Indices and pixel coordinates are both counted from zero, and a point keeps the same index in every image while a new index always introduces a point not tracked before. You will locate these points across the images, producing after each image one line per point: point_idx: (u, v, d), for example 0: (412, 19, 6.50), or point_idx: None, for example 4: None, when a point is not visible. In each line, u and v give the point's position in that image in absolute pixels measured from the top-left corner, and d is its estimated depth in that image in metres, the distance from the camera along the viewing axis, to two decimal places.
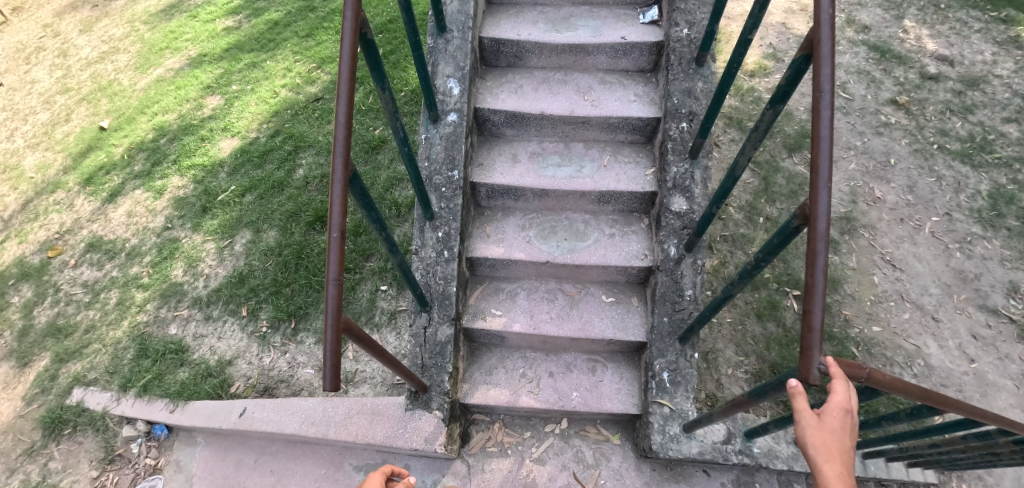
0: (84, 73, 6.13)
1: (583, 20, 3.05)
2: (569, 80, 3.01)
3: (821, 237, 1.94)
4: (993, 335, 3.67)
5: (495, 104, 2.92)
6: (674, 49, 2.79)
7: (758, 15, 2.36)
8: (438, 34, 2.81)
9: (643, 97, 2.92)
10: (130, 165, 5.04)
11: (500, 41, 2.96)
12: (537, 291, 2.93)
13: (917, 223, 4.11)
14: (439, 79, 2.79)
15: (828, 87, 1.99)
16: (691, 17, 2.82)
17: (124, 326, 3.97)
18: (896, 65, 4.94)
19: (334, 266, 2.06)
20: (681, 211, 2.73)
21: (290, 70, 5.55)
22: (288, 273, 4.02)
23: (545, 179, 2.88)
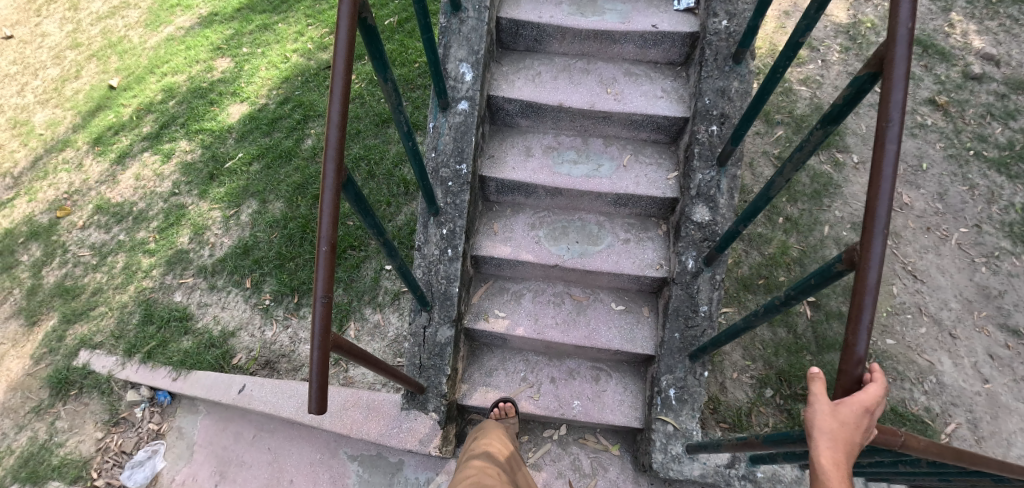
0: (94, 28, 6.03)
1: (611, 3, 2.87)
2: (591, 70, 2.87)
3: (870, 289, 1.80)
4: (1010, 356, 3.59)
5: (510, 92, 2.78)
6: (710, 43, 2.62)
7: (813, 16, 2.17)
8: (451, 13, 2.66)
9: (671, 94, 2.77)
10: (139, 126, 4.97)
11: (519, 23, 2.80)
12: (544, 294, 2.84)
13: (944, 233, 3.97)
14: (451, 63, 2.65)
15: (895, 117, 1.82)
16: (731, 7, 2.62)
17: (130, 290, 3.94)
18: (937, 62, 4.73)
19: (322, 281, 1.97)
20: (703, 221, 2.60)
21: (303, 34, 5.40)
22: (293, 247, 3.95)
23: (559, 177, 2.76)
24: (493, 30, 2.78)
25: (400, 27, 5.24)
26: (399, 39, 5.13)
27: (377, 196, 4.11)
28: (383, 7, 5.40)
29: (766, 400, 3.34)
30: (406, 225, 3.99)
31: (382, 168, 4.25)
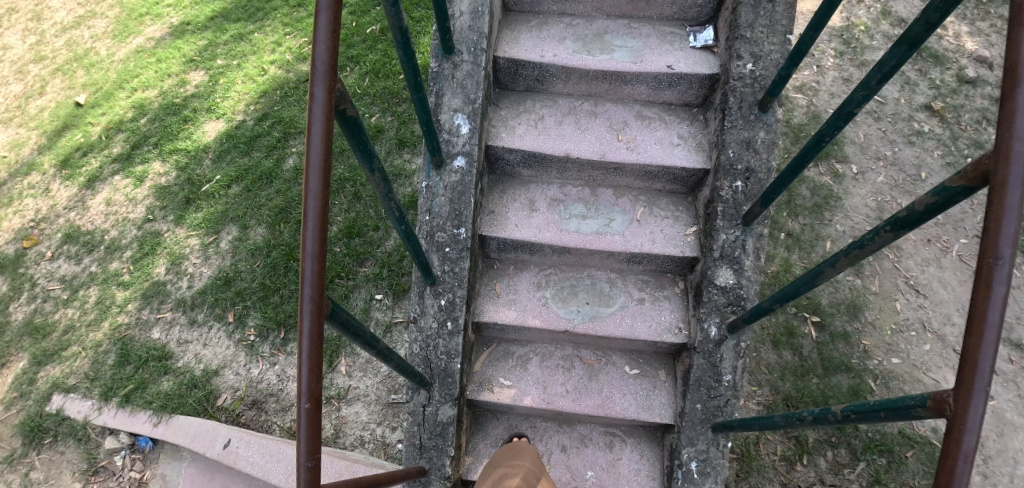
0: (59, 40, 5.75)
1: (619, 39, 2.59)
2: (600, 113, 2.59)
3: (966, 458, 1.27)
4: (1014, 371, 3.54)
5: (512, 141, 2.48)
6: (733, 89, 2.33)
7: (873, 86, 1.80)
8: (443, 57, 2.35)
9: (688, 140, 2.50)
10: (109, 147, 4.72)
11: (519, 63, 2.51)
12: (551, 358, 2.60)
13: (945, 244, 3.88)
14: (445, 113, 2.35)
15: (1006, 251, 1.29)
16: (757, 49, 2.33)
17: (104, 328, 3.74)
18: (932, 65, 4.65)
19: (304, 448, 1.47)
20: (726, 285, 2.33)
21: (280, 44, 5.16)
22: (277, 277, 3.76)
23: (567, 234, 2.48)
24: (490, 71, 2.48)
25: (382, 36, 5.03)
26: (382, 48, 4.93)
27: (364, 221, 3.91)
28: (363, 14, 5.19)
29: (773, 427, 3.27)
30: (395, 252, 3.79)
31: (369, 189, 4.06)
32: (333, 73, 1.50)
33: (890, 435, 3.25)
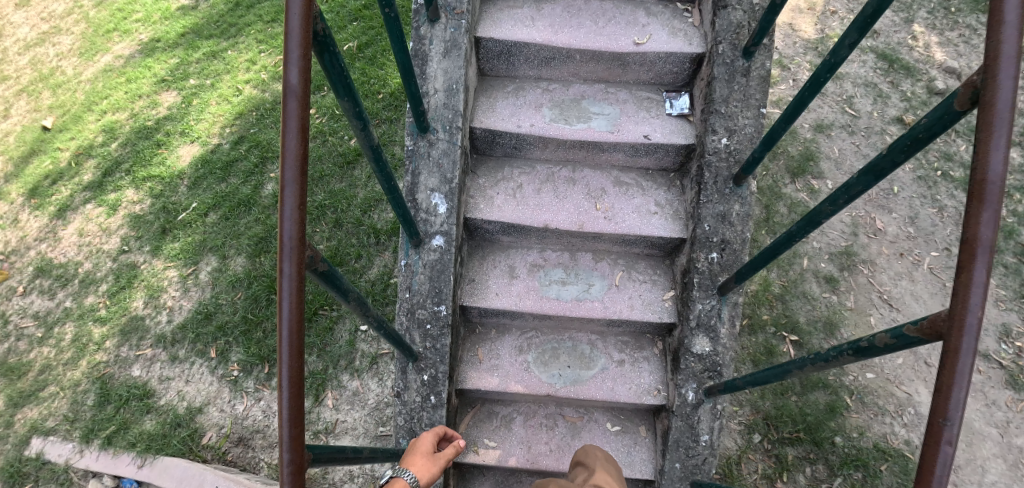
0: (23, 58, 5.61)
1: (596, 105, 2.59)
2: (578, 179, 2.60)
3: None
4: (982, 381, 3.65)
5: (491, 213, 2.49)
6: (708, 164, 2.35)
7: (841, 205, 1.75)
8: (418, 134, 2.31)
9: (665, 207, 2.53)
10: (79, 174, 4.62)
11: (495, 132, 2.49)
12: (535, 417, 2.62)
13: (916, 257, 3.98)
14: (422, 193, 2.31)
15: (957, 412, 1.27)
16: (731, 122, 2.34)
17: (83, 366, 3.74)
18: (903, 77, 4.76)
19: None
20: (703, 352, 2.37)
21: (254, 63, 5.07)
22: (259, 310, 3.75)
23: (547, 302, 2.50)
24: (467, 142, 2.47)
25: (360, 53, 4.95)
26: (360, 67, 4.85)
27: (347, 249, 3.92)
28: (340, 30, 5.10)
29: (754, 445, 3.33)
30: (379, 280, 3.80)
31: (350, 215, 4.05)
32: (301, 246, 1.43)
33: (866, 449, 3.30)
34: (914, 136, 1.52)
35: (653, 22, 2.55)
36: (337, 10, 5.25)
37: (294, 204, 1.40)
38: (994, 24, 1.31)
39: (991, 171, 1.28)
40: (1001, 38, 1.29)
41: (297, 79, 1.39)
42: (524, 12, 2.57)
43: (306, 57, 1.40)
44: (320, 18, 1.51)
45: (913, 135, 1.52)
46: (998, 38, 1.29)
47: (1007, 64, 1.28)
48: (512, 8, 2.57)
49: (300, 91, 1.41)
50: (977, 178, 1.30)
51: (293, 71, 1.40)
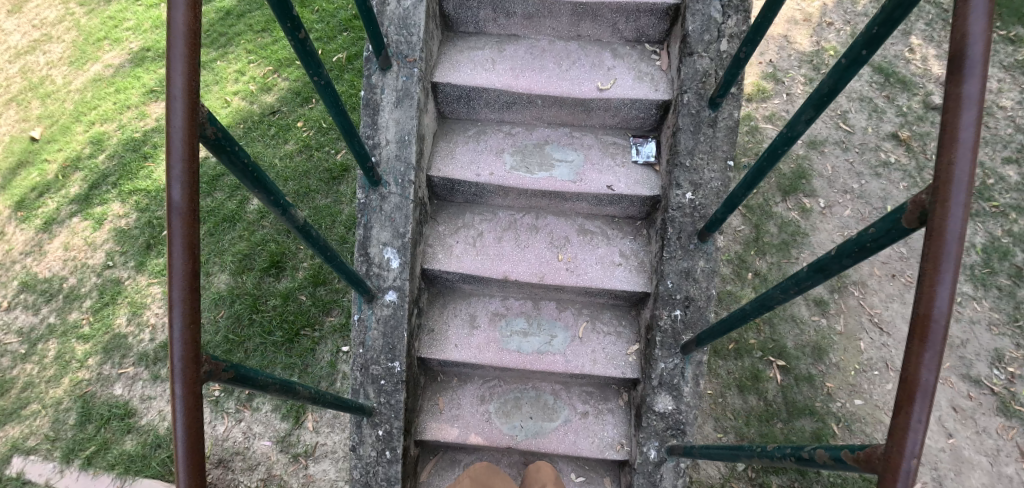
0: (13, 66, 5.60)
1: (560, 152, 2.58)
2: (540, 227, 2.58)
3: None
4: (973, 407, 3.58)
5: (449, 263, 2.47)
6: (672, 219, 2.32)
7: (792, 294, 1.70)
8: (370, 187, 2.27)
9: (630, 258, 2.50)
10: (66, 186, 4.60)
11: (454, 182, 2.48)
12: (498, 465, 2.61)
13: (909, 279, 3.90)
14: (374, 247, 2.29)
15: None
16: (696, 177, 2.31)
17: (65, 384, 3.72)
18: (899, 91, 4.68)
19: None
20: (665, 410, 2.34)
21: (243, 73, 5.01)
22: (241, 329, 3.70)
23: (507, 354, 2.48)
24: (424, 192, 2.45)
25: (349, 64, 4.96)
26: (349, 78, 4.86)
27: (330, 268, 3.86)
28: (329, 40, 5.09)
29: (737, 474, 3.29)
30: None
31: (334, 232, 4.03)
32: (195, 365, 1.38)
33: (850, 479, 3.26)
34: (862, 243, 1.46)
35: (619, 65, 2.54)
36: (326, 20, 5.23)
37: (183, 324, 1.35)
38: (946, 142, 1.24)
39: (935, 306, 1.22)
40: (954, 158, 1.22)
41: (180, 198, 1.35)
42: (484, 54, 2.57)
43: (191, 174, 1.35)
44: (211, 122, 1.44)
45: (860, 242, 1.46)
46: (949, 159, 1.22)
47: (959, 189, 1.21)
48: (473, 50, 2.57)
49: (185, 208, 1.36)
50: (921, 310, 1.24)
51: (178, 188, 1.35)
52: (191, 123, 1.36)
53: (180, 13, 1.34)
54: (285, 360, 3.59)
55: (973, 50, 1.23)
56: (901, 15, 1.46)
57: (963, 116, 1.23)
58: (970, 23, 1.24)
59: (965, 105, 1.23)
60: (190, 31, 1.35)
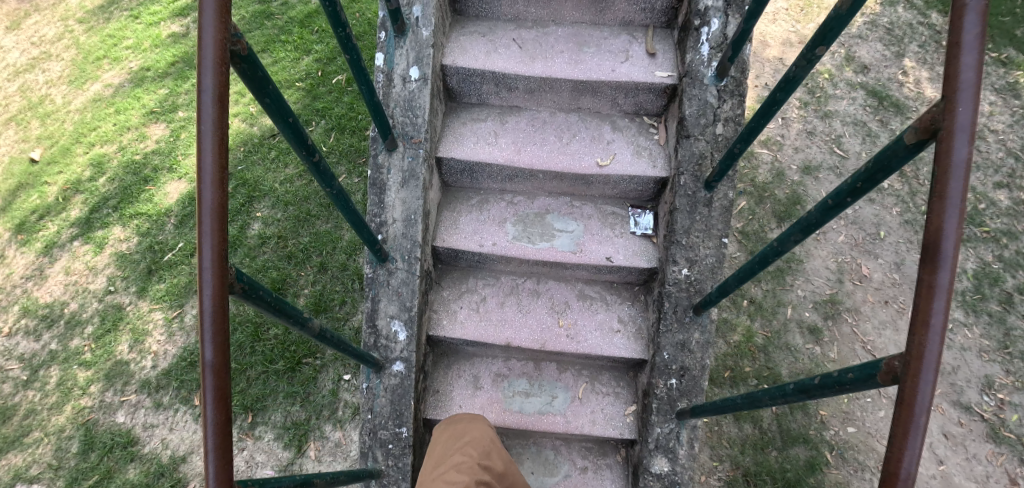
0: (12, 84, 5.60)
1: (561, 221, 2.63)
2: (541, 292, 2.64)
3: None
4: (963, 433, 3.63)
5: (453, 329, 2.55)
6: (668, 293, 2.40)
7: (779, 400, 1.76)
8: (378, 264, 2.37)
9: (628, 324, 2.57)
10: (67, 210, 4.62)
11: (458, 252, 2.56)
12: None
13: (901, 305, 3.97)
14: (382, 319, 2.38)
15: None
16: (692, 253, 2.40)
17: (67, 411, 3.75)
18: (892, 115, 4.78)
19: None
20: (661, 471, 2.41)
21: (243, 95, 5.03)
22: (242, 356, 3.72)
23: (510, 414, 2.56)
24: (430, 262, 2.53)
25: (349, 86, 4.99)
26: (348, 101, 4.88)
27: (331, 294, 3.93)
28: (329, 62, 5.13)
29: None
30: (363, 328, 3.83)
31: (335, 259, 4.06)
32: None
33: None
34: (841, 382, 1.55)
35: (618, 139, 2.60)
36: (326, 42, 5.27)
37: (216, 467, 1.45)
38: (918, 322, 1.36)
39: (904, 467, 1.34)
40: (925, 339, 1.35)
41: (212, 356, 1.46)
42: (487, 127, 2.64)
43: (221, 332, 1.46)
44: (239, 277, 1.58)
45: (840, 381, 1.55)
46: (922, 338, 1.35)
47: (929, 369, 1.34)
48: (476, 122, 2.64)
49: (216, 362, 1.47)
50: (890, 469, 1.36)
51: (209, 347, 1.46)
52: (221, 285, 1.47)
53: (209, 186, 1.44)
54: (288, 389, 3.62)
55: (946, 243, 1.35)
56: (881, 172, 1.57)
57: (935, 303, 1.35)
58: (945, 214, 1.35)
59: (937, 291, 1.35)
60: (219, 203, 1.44)
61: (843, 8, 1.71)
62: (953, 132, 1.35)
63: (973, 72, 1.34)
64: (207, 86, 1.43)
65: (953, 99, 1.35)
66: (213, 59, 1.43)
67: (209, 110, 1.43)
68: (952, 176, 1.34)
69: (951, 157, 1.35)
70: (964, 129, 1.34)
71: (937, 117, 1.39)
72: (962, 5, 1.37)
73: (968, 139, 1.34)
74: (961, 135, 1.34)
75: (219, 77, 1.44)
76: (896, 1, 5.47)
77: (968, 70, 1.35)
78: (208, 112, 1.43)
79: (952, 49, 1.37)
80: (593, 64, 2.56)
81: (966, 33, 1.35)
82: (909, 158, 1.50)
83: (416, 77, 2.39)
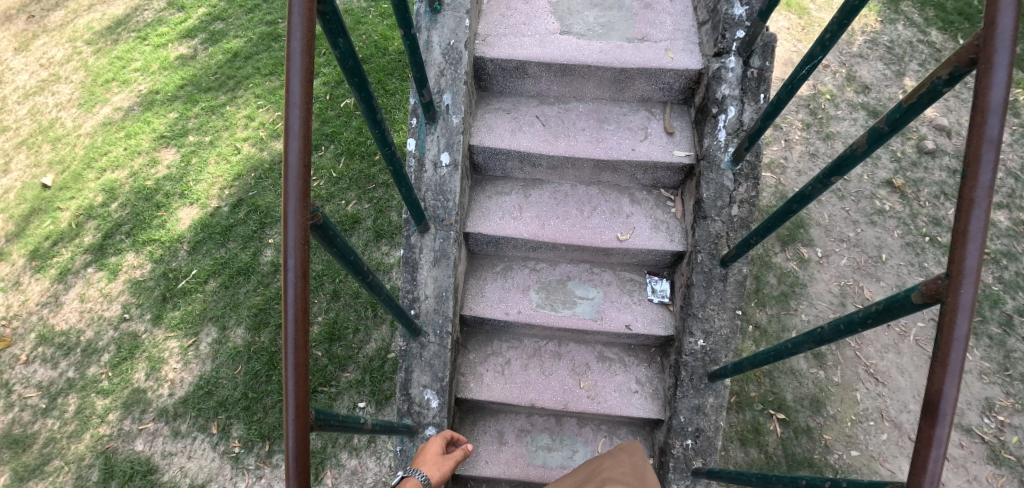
0: (22, 107, 5.65)
1: (582, 288, 2.75)
2: (563, 355, 2.75)
3: None
4: (963, 456, 3.71)
5: (480, 392, 2.67)
6: (685, 363, 2.51)
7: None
8: (411, 337, 2.49)
9: (646, 385, 2.69)
10: (80, 236, 4.68)
11: (483, 319, 2.67)
12: None
13: (903, 329, 4.04)
14: (415, 388, 2.50)
15: None
16: (708, 325, 2.51)
17: (86, 440, 3.82)
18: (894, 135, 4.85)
19: None
20: None
21: (253, 119, 5.12)
22: (258, 385, 3.91)
23: (533, 468, 2.67)
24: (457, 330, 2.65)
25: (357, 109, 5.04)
26: (357, 125, 4.94)
27: (344, 323, 4.00)
28: (337, 85, 5.19)
29: None
30: (377, 356, 3.90)
31: (348, 286, 4.14)
32: None
33: None
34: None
35: (637, 212, 2.73)
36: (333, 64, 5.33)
37: None
38: (918, 465, 1.46)
39: None
40: (922, 480, 1.45)
41: None
42: (511, 200, 2.77)
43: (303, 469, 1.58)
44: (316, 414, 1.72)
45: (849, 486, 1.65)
46: (920, 480, 1.45)
47: None
48: (501, 195, 2.77)
49: None
50: None
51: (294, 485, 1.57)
52: (303, 426, 1.60)
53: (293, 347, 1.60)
54: None
55: (945, 403, 1.45)
56: (890, 315, 1.65)
57: (932, 451, 1.45)
58: (945, 377, 1.45)
59: (935, 443, 1.45)
60: (300, 367, 1.60)
61: (858, 151, 1.83)
62: (956, 309, 1.45)
63: (975, 260, 1.43)
64: (290, 264, 1.58)
65: (955, 281, 1.45)
66: (295, 240, 1.58)
67: (292, 286, 1.57)
68: (953, 349, 1.44)
69: (952, 330, 1.45)
70: (964, 307, 1.44)
71: (942, 291, 1.48)
72: (970, 199, 1.45)
73: (968, 317, 1.44)
74: (962, 313, 1.44)
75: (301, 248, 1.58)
76: (896, 19, 5.54)
77: (972, 257, 1.44)
78: (292, 288, 1.58)
79: (958, 235, 1.46)
80: (613, 143, 2.70)
81: (972, 223, 1.44)
82: (914, 311, 1.59)
83: (447, 163, 2.51)
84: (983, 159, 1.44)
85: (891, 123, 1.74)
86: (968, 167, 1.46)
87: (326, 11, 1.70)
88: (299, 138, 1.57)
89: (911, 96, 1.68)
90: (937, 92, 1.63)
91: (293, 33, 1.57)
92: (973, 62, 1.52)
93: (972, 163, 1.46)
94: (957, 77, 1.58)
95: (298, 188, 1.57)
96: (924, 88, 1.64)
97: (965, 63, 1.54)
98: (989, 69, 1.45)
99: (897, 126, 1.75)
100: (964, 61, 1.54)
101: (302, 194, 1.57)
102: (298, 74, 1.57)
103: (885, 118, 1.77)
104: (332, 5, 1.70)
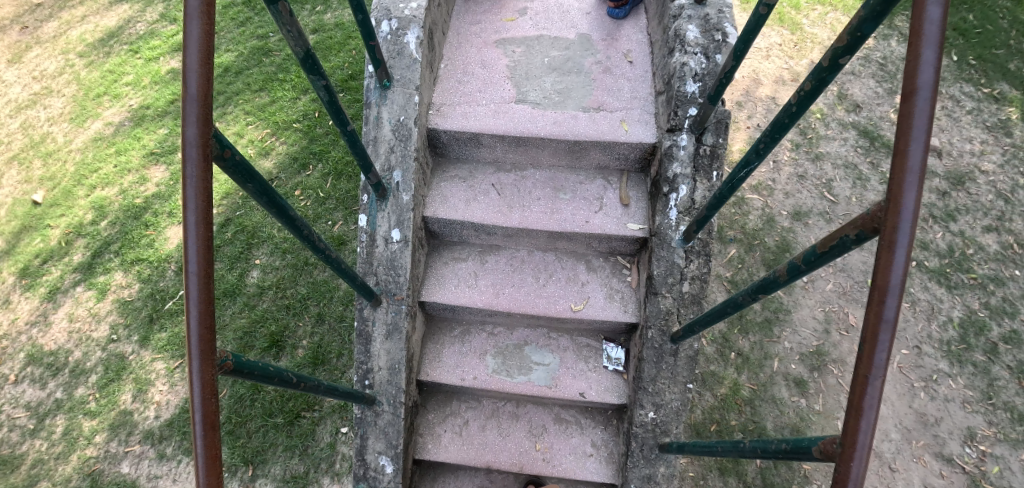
0: (14, 121, 5.67)
1: (538, 354, 2.83)
2: (520, 415, 2.85)
3: None
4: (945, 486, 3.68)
5: (437, 453, 2.78)
6: (636, 434, 2.61)
7: None
8: (366, 406, 2.60)
9: (601, 448, 2.78)
10: (69, 254, 4.72)
11: (440, 384, 2.77)
12: None
13: None
14: (370, 454, 2.60)
15: None
16: (659, 398, 2.59)
17: (73, 461, 3.86)
18: (883, 156, 4.83)
19: None
20: None
21: (241, 136, 5.05)
22: (243, 409, 3.86)
23: None
24: (414, 392, 2.76)
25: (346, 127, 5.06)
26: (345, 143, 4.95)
27: (328, 347, 4.03)
28: None
29: None
30: None
31: (332, 310, 4.17)
32: None
33: None
34: None
35: (593, 280, 2.80)
36: None
37: None
38: None
39: None
40: None
41: None
42: (467, 267, 2.85)
43: None
44: None
45: None
46: None
47: None
48: (457, 262, 2.86)
49: None
50: None
51: None
52: None
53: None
54: (286, 442, 3.73)
55: None
56: (796, 455, 1.74)
57: None
58: None
59: None
60: None
61: (780, 279, 1.89)
62: (845, 481, 1.51)
63: (866, 436, 1.50)
64: (197, 418, 1.64)
65: (847, 451, 1.51)
66: (202, 395, 1.64)
67: (200, 438, 1.64)
68: None
69: None
70: (853, 480, 1.50)
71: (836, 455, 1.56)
72: (864, 375, 1.52)
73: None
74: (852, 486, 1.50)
75: (207, 402, 1.65)
76: (890, 34, 5.49)
77: (865, 432, 1.51)
78: (201, 440, 1.65)
79: (853, 409, 1.53)
80: (568, 214, 2.78)
81: (866, 399, 1.51)
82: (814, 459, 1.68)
83: (398, 239, 2.61)
84: (880, 339, 1.51)
85: (807, 263, 1.80)
86: (866, 341, 1.54)
87: (229, 166, 1.79)
88: (198, 304, 1.65)
89: (825, 242, 1.74)
90: (846, 247, 1.68)
91: (189, 207, 1.65)
92: (877, 231, 1.59)
93: (869, 341, 1.53)
94: (863, 239, 1.64)
95: (201, 347, 1.65)
96: (834, 242, 1.70)
97: (870, 228, 1.61)
98: (889, 252, 1.51)
99: (814, 264, 1.81)
100: (869, 228, 1.61)
101: (206, 353, 1.66)
102: (196, 243, 1.65)
103: (803, 255, 1.83)
104: (235, 159, 1.79)
